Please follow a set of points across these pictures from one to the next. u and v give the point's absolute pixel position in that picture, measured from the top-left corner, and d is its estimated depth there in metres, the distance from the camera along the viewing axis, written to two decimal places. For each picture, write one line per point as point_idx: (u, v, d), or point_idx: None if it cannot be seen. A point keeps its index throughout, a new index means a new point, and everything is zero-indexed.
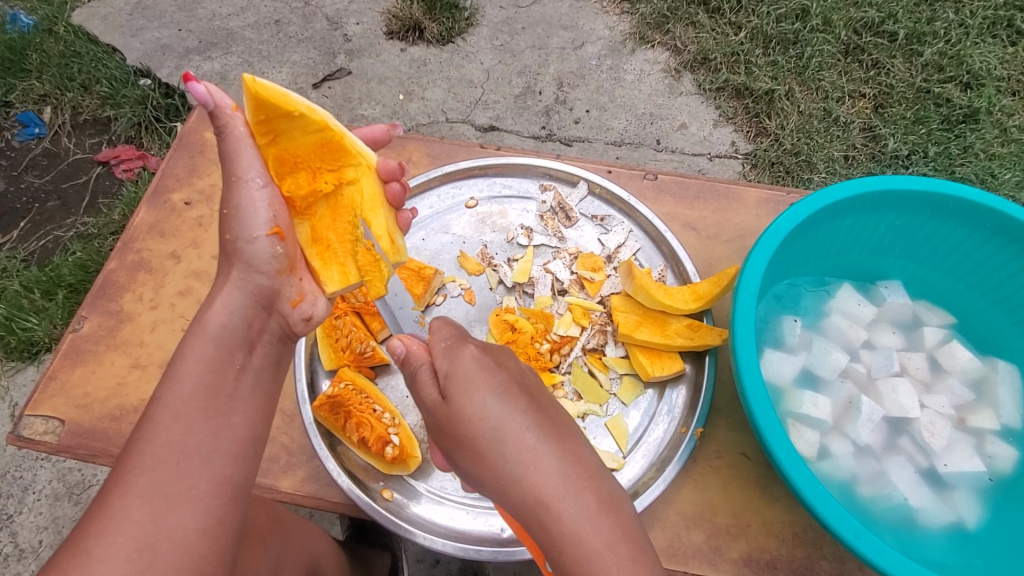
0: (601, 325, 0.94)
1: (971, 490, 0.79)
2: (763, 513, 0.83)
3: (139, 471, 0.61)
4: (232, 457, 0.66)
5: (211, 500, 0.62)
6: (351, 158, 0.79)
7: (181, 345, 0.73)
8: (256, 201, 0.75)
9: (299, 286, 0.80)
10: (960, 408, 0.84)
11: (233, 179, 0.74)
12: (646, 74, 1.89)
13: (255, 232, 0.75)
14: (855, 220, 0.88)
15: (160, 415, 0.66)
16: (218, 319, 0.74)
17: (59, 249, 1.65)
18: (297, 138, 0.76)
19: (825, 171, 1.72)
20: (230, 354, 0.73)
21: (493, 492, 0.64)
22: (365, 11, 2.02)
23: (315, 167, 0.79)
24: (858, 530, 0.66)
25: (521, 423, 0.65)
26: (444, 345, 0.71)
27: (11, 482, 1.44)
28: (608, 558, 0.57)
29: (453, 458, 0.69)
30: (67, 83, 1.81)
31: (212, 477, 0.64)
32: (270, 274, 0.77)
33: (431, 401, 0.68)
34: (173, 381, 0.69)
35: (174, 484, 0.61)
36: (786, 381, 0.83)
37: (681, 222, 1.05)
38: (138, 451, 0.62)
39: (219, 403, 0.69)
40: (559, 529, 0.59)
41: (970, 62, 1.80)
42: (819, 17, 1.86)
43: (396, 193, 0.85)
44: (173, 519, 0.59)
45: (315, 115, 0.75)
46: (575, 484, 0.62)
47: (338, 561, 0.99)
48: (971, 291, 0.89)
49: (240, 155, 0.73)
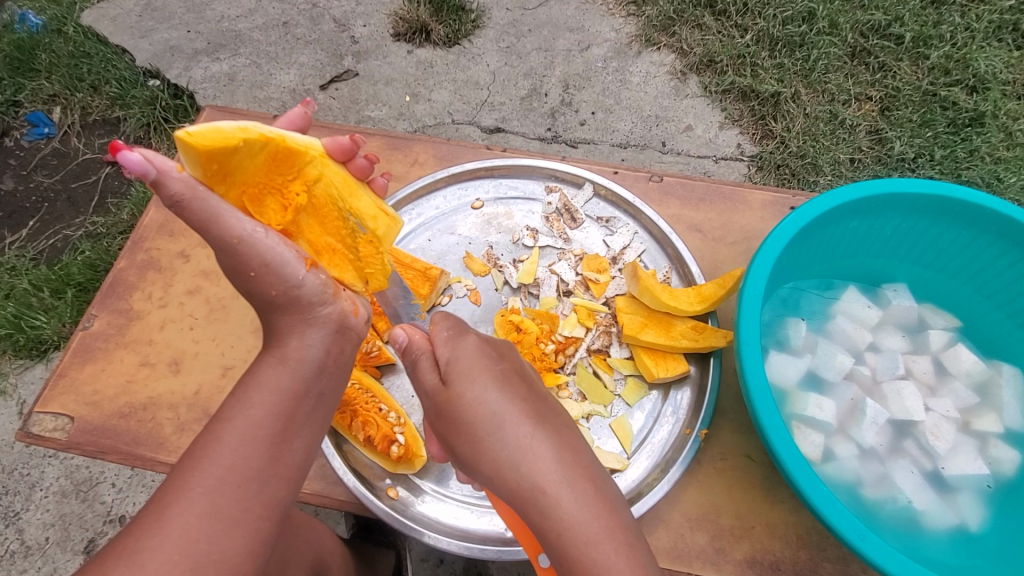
0: (606, 326, 0.95)
1: (974, 493, 0.78)
2: (767, 514, 0.83)
3: (202, 489, 0.61)
4: (286, 482, 0.66)
5: (261, 522, 0.63)
6: (304, 156, 0.77)
7: (253, 368, 0.72)
8: (272, 247, 0.71)
9: (352, 298, 0.80)
10: (965, 411, 0.84)
11: (236, 240, 0.69)
12: (652, 76, 1.90)
13: (300, 274, 0.73)
14: (860, 224, 0.88)
15: (227, 433, 0.66)
16: (298, 352, 0.73)
17: (68, 249, 1.67)
18: (247, 166, 0.72)
19: (831, 174, 1.71)
20: (305, 384, 0.72)
21: (488, 477, 0.64)
22: (372, 13, 2.04)
23: (278, 184, 0.77)
24: (862, 532, 0.66)
25: (520, 412, 0.65)
26: (445, 334, 0.73)
27: (18, 480, 1.45)
28: (605, 544, 0.57)
29: (450, 444, 0.69)
30: (77, 83, 1.83)
31: (266, 501, 0.64)
32: (329, 300, 0.76)
33: (430, 387, 0.69)
34: (246, 403, 0.68)
35: (234, 505, 0.61)
36: (790, 383, 0.84)
37: (687, 224, 1.05)
38: (200, 468, 0.63)
39: (289, 429, 0.69)
40: (558, 515, 0.59)
41: (976, 66, 1.80)
42: (825, 20, 1.86)
43: (363, 166, 0.85)
44: (227, 540, 0.59)
45: (254, 135, 0.70)
46: (574, 472, 0.62)
47: (343, 559, 0.99)
48: (975, 294, 0.89)
49: (224, 214, 0.68)
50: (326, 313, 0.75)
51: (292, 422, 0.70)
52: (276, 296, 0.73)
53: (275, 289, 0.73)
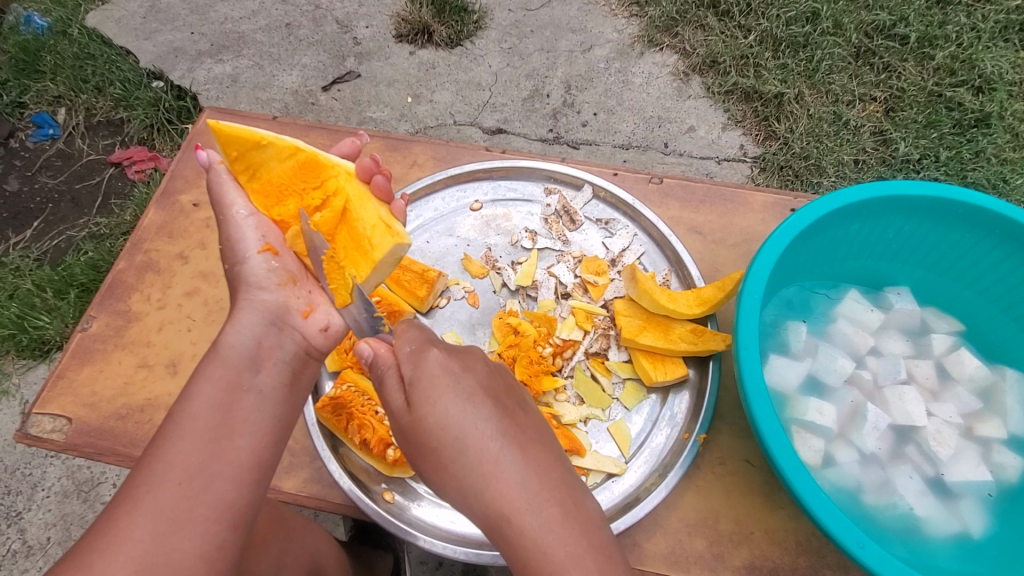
0: (604, 330, 0.94)
1: (978, 500, 0.77)
2: (766, 521, 0.82)
3: (145, 489, 0.63)
4: (234, 482, 0.66)
5: (211, 525, 0.63)
6: (329, 170, 0.80)
7: (198, 366, 0.74)
8: (242, 227, 0.79)
9: (308, 296, 0.80)
10: (968, 417, 0.83)
11: (223, 217, 0.79)
12: (655, 77, 1.89)
13: (249, 253, 0.78)
14: (861, 226, 0.87)
15: (170, 431, 0.67)
16: (229, 341, 0.74)
17: (71, 249, 1.67)
18: (275, 168, 0.81)
19: (835, 175, 1.70)
20: (239, 373, 0.72)
21: (456, 498, 0.65)
22: (375, 14, 2.04)
23: (300, 189, 0.81)
24: (862, 540, 0.65)
25: (485, 434, 0.64)
26: (409, 349, 0.70)
27: (20, 479, 1.46)
28: (572, 570, 0.58)
29: (417, 463, 0.69)
30: (81, 85, 1.84)
31: (212, 502, 0.64)
32: (272, 289, 0.78)
33: (395, 407, 0.67)
34: (185, 399, 0.69)
35: (176, 505, 0.62)
36: (790, 387, 0.83)
37: (687, 226, 1.04)
38: (148, 468, 0.64)
39: (227, 424, 0.68)
40: (523, 543, 0.60)
41: (982, 66, 1.78)
42: (830, 20, 1.85)
43: (382, 184, 0.81)
44: (172, 541, 0.60)
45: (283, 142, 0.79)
46: (537, 497, 0.62)
47: (340, 562, 0.99)
48: (979, 297, 0.87)
49: (225, 196, 0.80)
50: (263, 298, 0.77)
51: (231, 416, 0.69)
52: (229, 269, 0.80)
53: (230, 263, 0.80)
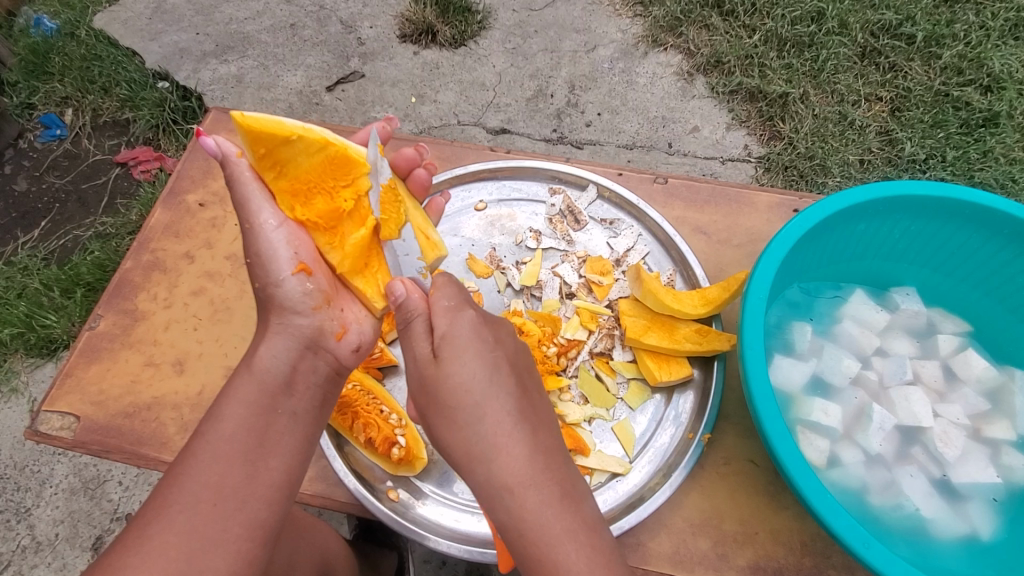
0: (608, 330, 0.94)
1: (986, 502, 0.77)
2: (771, 520, 0.82)
3: (179, 507, 0.63)
4: (267, 500, 0.67)
5: (243, 543, 0.64)
6: (361, 167, 0.80)
7: (229, 384, 0.73)
8: (273, 241, 0.77)
9: (341, 317, 0.80)
10: (975, 418, 0.82)
11: (250, 226, 0.78)
12: (659, 77, 1.89)
13: (283, 274, 0.76)
14: (868, 226, 0.87)
15: (202, 450, 0.67)
16: (263, 363, 0.73)
17: (78, 248, 1.68)
18: (303, 163, 0.79)
19: (840, 175, 1.69)
20: (273, 398, 0.72)
21: (457, 460, 0.65)
22: (379, 15, 2.04)
23: (329, 186, 0.81)
24: (867, 540, 0.65)
25: (505, 405, 0.64)
26: (445, 304, 0.69)
27: (29, 476, 1.46)
28: (567, 544, 0.58)
29: (426, 416, 0.68)
30: (89, 86, 1.85)
31: (246, 521, 0.65)
32: (308, 313, 0.77)
33: (421, 357, 0.67)
34: (218, 419, 0.69)
35: (210, 525, 0.63)
36: (796, 387, 0.82)
37: (692, 226, 1.04)
38: (178, 486, 0.65)
39: (263, 447, 0.69)
40: (522, 514, 0.60)
41: (991, 65, 1.77)
42: (835, 20, 1.85)
43: (422, 179, 0.90)
44: (206, 560, 0.61)
45: (312, 135, 0.77)
46: (541, 474, 0.61)
47: (347, 560, 0.99)
48: (988, 298, 0.87)
49: (251, 202, 0.77)
50: (299, 323, 0.76)
51: (266, 439, 0.69)
52: (259, 288, 0.78)
53: (261, 282, 0.77)
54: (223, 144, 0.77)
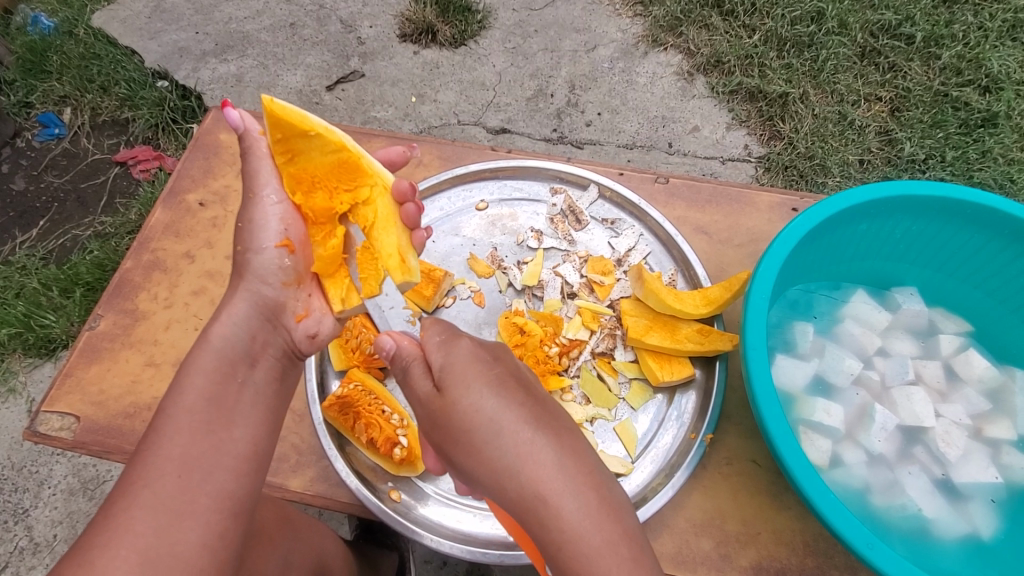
0: (610, 329, 0.94)
1: (989, 502, 0.77)
2: (773, 521, 0.82)
3: (143, 482, 0.62)
4: (234, 472, 0.66)
5: (212, 515, 0.63)
6: (367, 177, 0.80)
7: (185, 361, 0.74)
8: (268, 214, 0.78)
9: (306, 300, 0.81)
10: (977, 417, 0.82)
11: (251, 197, 0.79)
12: (659, 77, 1.89)
13: (266, 243, 0.78)
14: (870, 226, 0.87)
15: (164, 425, 0.67)
16: (220, 333, 0.75)
17: (77, 248, 1.68)
18: (314, 159, 0.79)
19: (839, 175, 1.69)
20: (232, 367, 0.73)
21: (486, 486, 0.63)
22: (379, 14, 2.04)
23: (332, 187, 0.80)
24: (871, 541, 0.65)
25: (517, 416, 0.63)
26: (438, 339, 0.69)
27: (27, 477, 1.46)
28: (607, 556, 0.56)
29: (446, 453, 0.67)
30: (87, 85, 1.85)
31: (213, 492, 0.64)
32: (277, 287, 0.79)
33: (423, 395, 0.67)
34: (178, 393, 0.69)
35: (177, 497, 0.62)
36: (798, 388, 0.82)
37: (693, 226, 1.04)
38: (143, 463, 0.64)
39: (222, 416, 0.69)
40: (558, 527, 0.58)
41: (989, 66, 1.77)
42: (835, 20, 1.85)
43: (411, 213, 0.81)
44: (176, 532, 0.60)
45: (331, 136, 0.78)
46: (574, 480, 0.60)
47: (347, 561, 0.99)
48: (989, 299, 0.87)
49: (260, 173, 0.78)
50: (266, 294, 0.78)
51: (223, 407, 0.70)
52: (238, 252, 0.79)
53: (242, 247, 0.79)
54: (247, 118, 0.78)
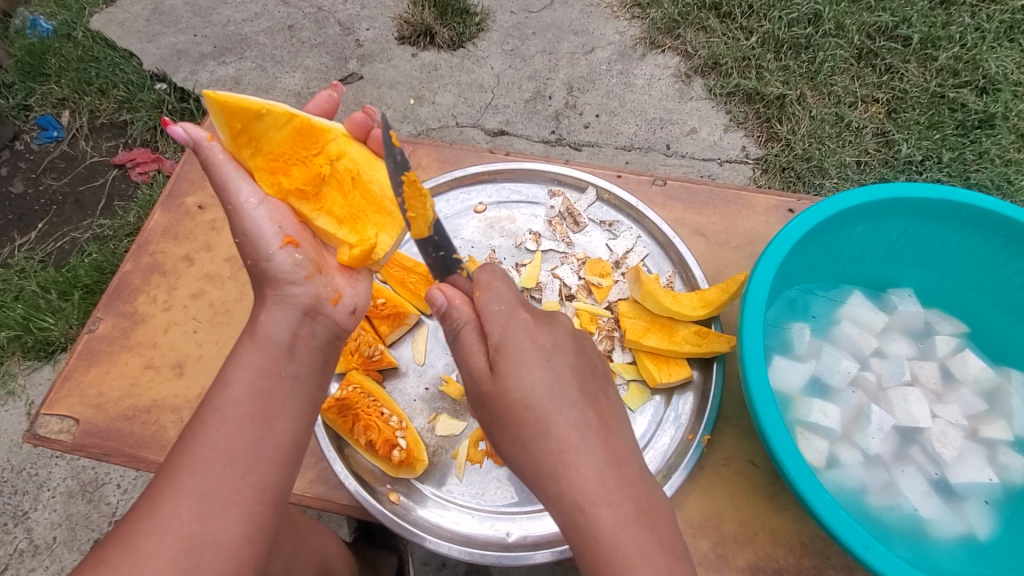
0: (608, 331, 0.95)
1: (985, 503, 0.77)
2: (771, 521, 0.82)
3: (190, 471, 0.63)
4: (275, 464, 0.66)
5: (254, 505, 0.64)
6: (328, 133, 0.81)
7: (233, 352, 0.72)
8: (258, 219, 0.75)
9: (334, 283, 0.78)
10: (973, 418, 0.83)
11: (233, 209, 0.75)
12: (657, 78, 1.90)
13: (270, 249, 0.74)
14: (866, 228, 0.87)
15: (211, 416, 0.66)
16: (266, 331, 0.72)
17: (76, 251, 1.68)
18: (274, 139, 0.78)
19: (837, 177, 1.69)
20: (276, 361, 0.71)
21: (527, 475, 0.65)
22: (377, 16, 2.05)
23: (303, 158, 0.80)
24: (867, 541, 0.66)
25: (568, 420, 0.63)
26: (497, 308, 0.67)
27: (26, 479, 1.46)
28: (639, 569, 0.58)
29: (492, 430, 0.68)
30: (85, 87, 1.85)
31: (255, 483, 0.64)
32: (301, 282, 0.75)
33: (478, 370, 0.66)
34: (225, 384, 0.69)
35: (222, 486, 0.62)
36: (794, 389, 0.83)
37: (690, 227, 1.04)
38: (188, 451, 0.64)
39: (268, 409, 0.68)
40: (594, 534, 0.60)
41: (987, 67, 1.78)
42: (831, 22, 1.85)
43: (381, 137, 0.84)
44: (219, 522, 0.61)
45: (280, 108, 0.77)
46: (614, 492, 0.61)
47: (347, 563, 0.99)
48: (985, 299, 0.88)
49: (230, 182, 0.75)
50: (294, 293, 0.75)
51: (270, 402, 0.69)
52: (251, 266, 0.76)
53: (251, 261, 0.76)
54: (192, 130, 0.73)
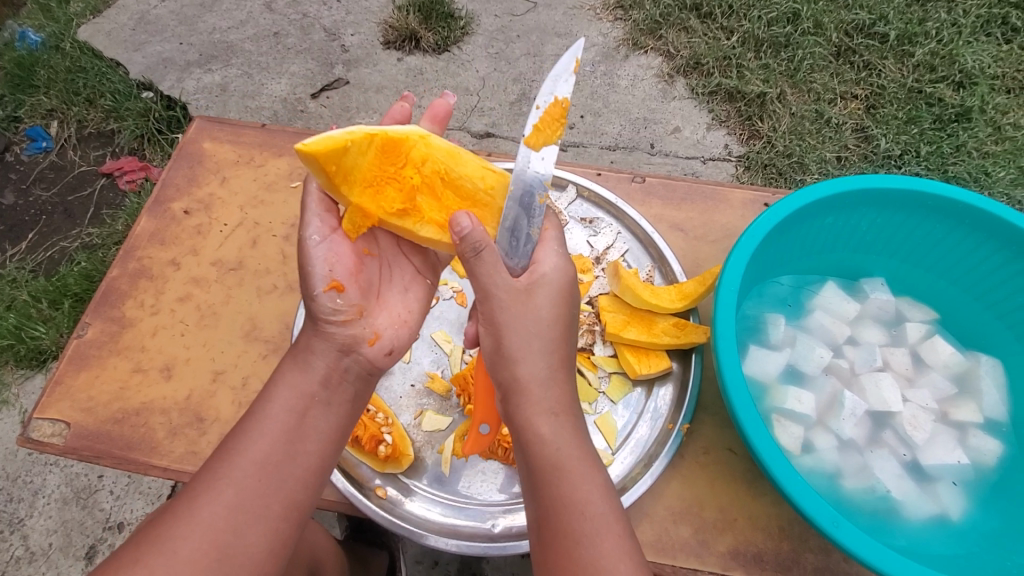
0: (590, 325, 0.96)
1: (956, 484, 0.79)
2: (749, 507, 0.84)
3: (227, 480, 0.64)
4: (303, 484, 0.67)
5: (280, 522, 0.65)
6: (406, 141, 0.78)
7: (278, 369, 0.73)
8: (316, 256, 0.75)
9: (373, 323, 0.77)
10: (943, 402, 0.85)
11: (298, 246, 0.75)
12: (640, 79, 1.93)
13: (314, 291, 0.73)
14: (835, 219, 0.90)
15: (250, 427, 0.68)
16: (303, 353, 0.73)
17: (65, 260, 1.68)
18: (362, 164, 0.75)
19: (818, 172, 1.71)
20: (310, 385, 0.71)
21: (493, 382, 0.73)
22: (362, 22, 2.06)
23: (392, 174, 0.78)
24: (836, 520, 0.68)
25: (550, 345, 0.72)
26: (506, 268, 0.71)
27: (21, 487, 1.46)
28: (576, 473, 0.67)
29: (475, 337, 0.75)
30: (73, 98, 1.86)
31: (284, 500, 0.65)
32: (341, 322, 0.74)
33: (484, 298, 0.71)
34: (267, 399, 0.70)
35: (256, 500, 0.64)
36: (770, 377, 0.85)
37: (669, 223, 1.07)
38: (228, 459, 0.65)
39: (300, 430, 0.69)
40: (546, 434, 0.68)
41: (962, 62, 1.82)
42: (810, 21, 1.89)
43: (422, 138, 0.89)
44: (249, 535, 0.62)
45: (360, 133, 0.73)
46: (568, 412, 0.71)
47: (338, 561, 1.00)
48: (954, 287, 0.90)
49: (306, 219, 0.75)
50: (332, 331, 0.73)
51: (303, 424, 0.69)
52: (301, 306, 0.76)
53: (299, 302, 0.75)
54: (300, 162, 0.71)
